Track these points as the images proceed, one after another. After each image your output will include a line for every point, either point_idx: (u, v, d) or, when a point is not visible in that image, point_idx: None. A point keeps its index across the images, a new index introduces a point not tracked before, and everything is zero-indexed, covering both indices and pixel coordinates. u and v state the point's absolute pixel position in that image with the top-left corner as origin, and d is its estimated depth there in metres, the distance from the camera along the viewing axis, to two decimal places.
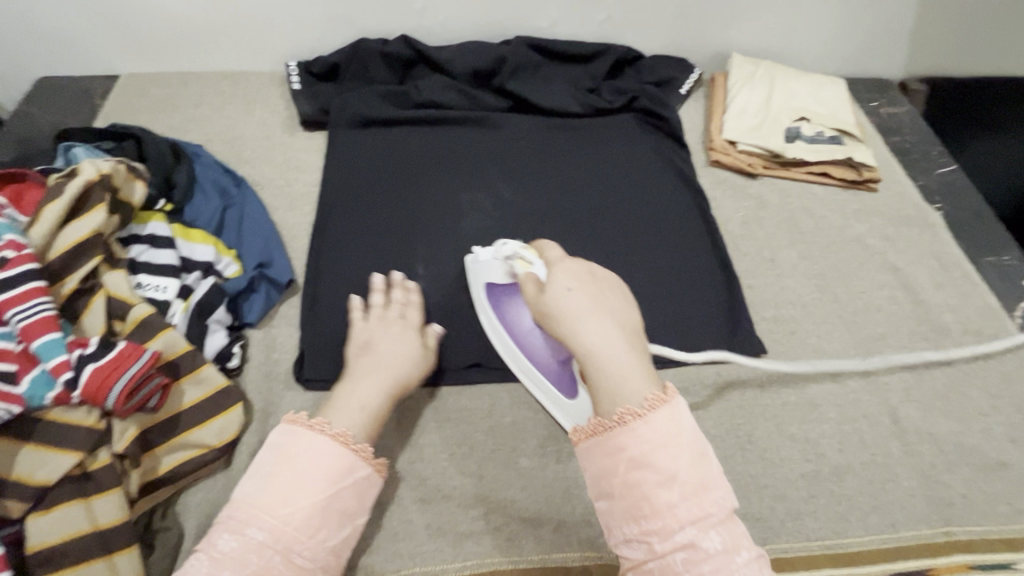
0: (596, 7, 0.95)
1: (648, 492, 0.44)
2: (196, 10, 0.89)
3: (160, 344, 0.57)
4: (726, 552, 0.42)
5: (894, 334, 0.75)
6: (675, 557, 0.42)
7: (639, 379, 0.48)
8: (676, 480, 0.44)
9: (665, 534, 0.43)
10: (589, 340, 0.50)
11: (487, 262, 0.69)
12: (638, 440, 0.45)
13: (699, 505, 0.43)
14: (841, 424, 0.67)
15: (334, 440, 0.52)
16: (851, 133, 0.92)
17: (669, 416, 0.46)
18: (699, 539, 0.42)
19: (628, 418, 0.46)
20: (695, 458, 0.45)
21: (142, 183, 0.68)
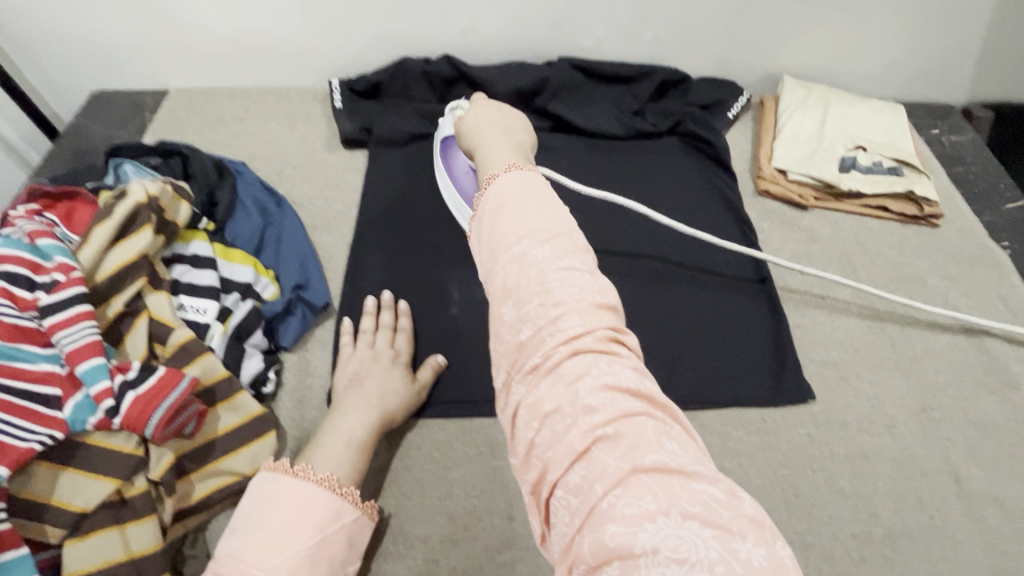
0: (643, 28, 0.92)
1: (501, 228, 0.43)
2: (245, 28, 0.91)
3: (198, 370, 0.57)
4: (559, 282, 0.40)
5: (956, 383, 0.70)
6: (523, 283, 0.40)
7: (507, 154, 0.53)
8: (523, 231, 0.43)
9: (508, 259, 0.42)
10: (483, 140, 0.57)
11: (443, 122, 0.83)
12: (496, 192, 0.46)
13: (542, 235, 0.42)
14: (895, 481, 0.63)
15: (319, 485, 0.53)
16: (912, 165, 0.87)
17: (522, 176, 0.47)
18: (535, 257, 0.41)
19: (494, 180, 0.48)
20: (549, 204, 0.44)
21: (187, 202, 0.68)
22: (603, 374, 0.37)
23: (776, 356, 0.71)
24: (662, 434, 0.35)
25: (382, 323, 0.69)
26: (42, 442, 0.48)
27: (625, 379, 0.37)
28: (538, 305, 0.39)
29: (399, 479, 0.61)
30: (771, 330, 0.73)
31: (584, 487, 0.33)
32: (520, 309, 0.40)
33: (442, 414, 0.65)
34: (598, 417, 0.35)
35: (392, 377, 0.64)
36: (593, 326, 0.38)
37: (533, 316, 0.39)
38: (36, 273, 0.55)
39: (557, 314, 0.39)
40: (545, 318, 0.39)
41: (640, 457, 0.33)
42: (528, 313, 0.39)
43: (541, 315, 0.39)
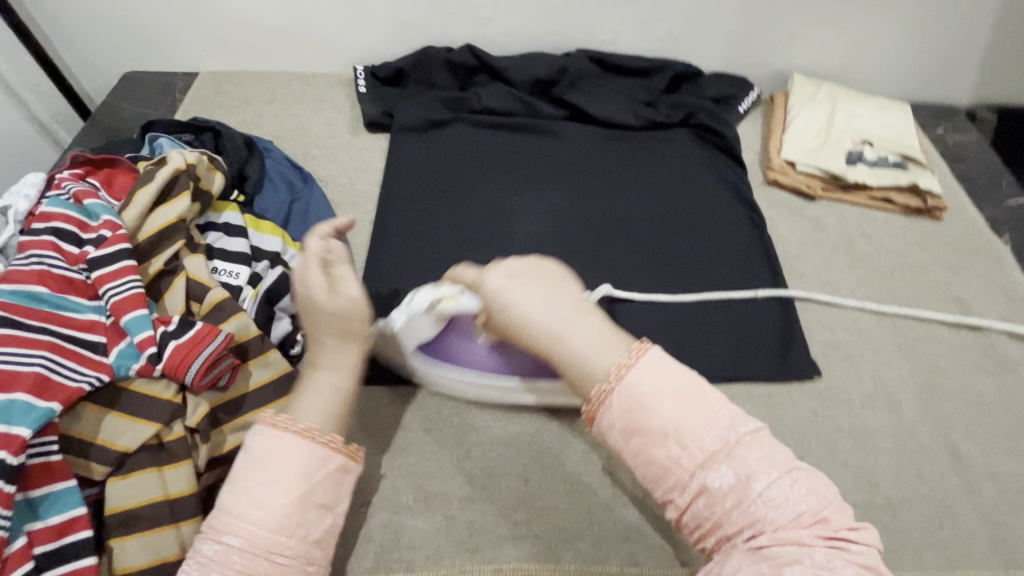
0: (658, 24, 0.96)
1: (653, 450, 0.44)
2: (276, 14, 0.94)
3: (232, 327, 0.60)
4: (746, 476, 0.42)
5: (956, 366, 0.72)
6: (705, 508, 0.43)
7: (604, 354, 0.47)
8: (687, 452, 0.43)
9: (680, 489, 0.43)
10: (553, 329, 0.49)
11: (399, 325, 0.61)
12: (634, 399, 0.45)
13: (697, 442, 0.43)
14: (896, 455, 0.65)
15: (300, 435, 0.49)
16: (915, 159, 0.90)
17: (642, 374, 0.45)
18: (711, 474, 0.42)
19: (609, 394, 0.46)
20: (690, 399, 0.45)
21: (220, 173, 0.72)
22: (819, 551, 0.40)
23: (783, 336, 0.73)
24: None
25: (337, 255, 0.57)
26: (91, 382, 0.51)
27: (846, 563, 0.40)
28: (733, 511, 0.42)
29: (418, 440, 0.64)
30: (778, 311, 0.76)
31: None
32: (719, 525, 0.42)
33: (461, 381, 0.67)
34: None
35: None
36: (799, 512, 0.41)
37: (726, 529, 0.42)
38: (83, 231, 0.58)
39: (748, 509, 0.41)
40: (742, 518, 0.41)
41: None
42: (726, 522, 0.42)
43: (738, 516, 0.42)
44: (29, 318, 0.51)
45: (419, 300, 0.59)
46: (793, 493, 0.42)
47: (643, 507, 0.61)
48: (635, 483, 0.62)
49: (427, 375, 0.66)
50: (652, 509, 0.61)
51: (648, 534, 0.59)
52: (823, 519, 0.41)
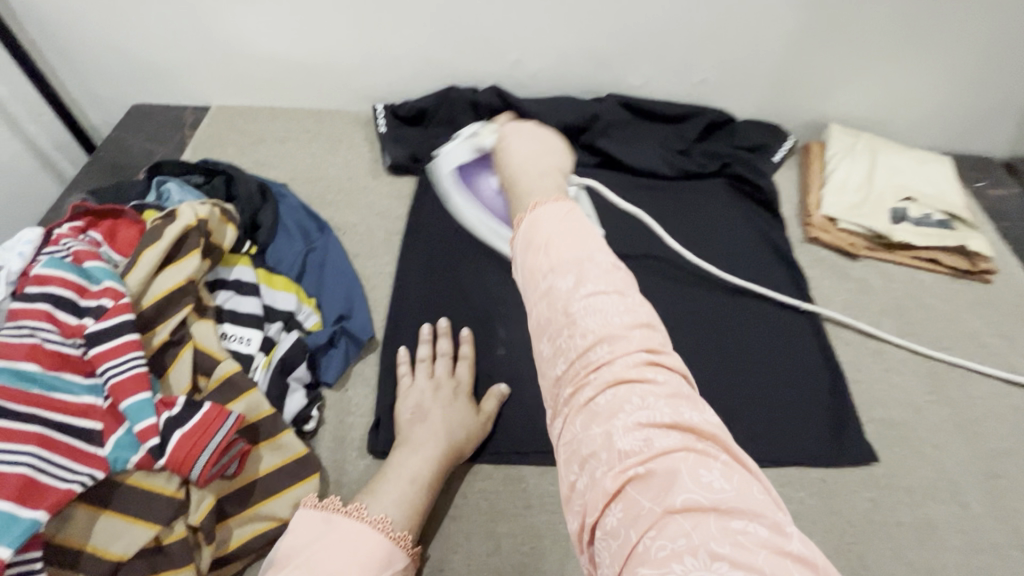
0: (693, 70, 0.92)
1: (534, 263, 0.42)
2: (294, 50, 0.90)
3: (242, 407, 0.54)
4: (586, 302, 0.39)
5: (1021, 450, 0.67)
6: (551, 314, 0.40)
7: (543, 194, 0.50)
8: (550, 262, 0.42)
9: (536, 289, 0.42)
10: (525, 181, 0.53)
11: (450, 150, 0.73)
12: (529, 224, 0.45)
13: (563, 257, 0.42)
14: (964, 554, 0.60)
15: (373, 526, 0.50)
16: (962, 218, 0.86)
17: (553, 207, 0.45)
18: (560, 286, 0.40)
19: (522, 217, 0.46)
20: (576, 231, 0.43)
21: (233, 225, 0.67)
22: (644, 392, 0.36)
23: (835, 413, 0.68)
24: (702, 468, 0.33)
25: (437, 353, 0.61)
26: (83, 482, 0.45)
27: (658, 412, 0.35)
28: (571, 334, 0.39)
29: (443, 529, 0.58)
30: (827, 384, 0.71)
31: (623, 531, 0.32)
32: (560, 351, 0.39)
33: (491, 463, 0.62)
34: (631, 469, 0.33)
35: (456, 408, 0.61)
36: (629, 348, 0.37)
37: (563, 346, 0.39)
38: (81, 297, 0.52)
39: (583, 332, 0.38)
40: (575, 346, 0.38)
41: (671, 499, 0.32)
42: (564, 348, 0.39)
43: (573, 345, 0.39)
44: (15, 402, 0.45)
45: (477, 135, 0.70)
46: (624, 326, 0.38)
47: None
48: None
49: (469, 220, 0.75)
50: None
51: None
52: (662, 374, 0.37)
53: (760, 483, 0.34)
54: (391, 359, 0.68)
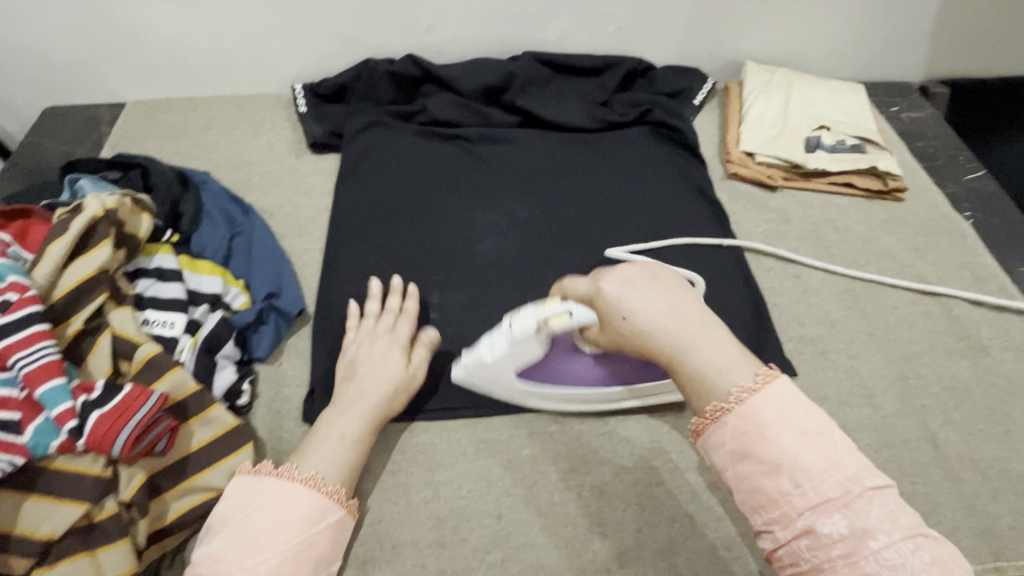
0: (607, 19, 0.93)
1: (759, 479, 0.43)
2: (204, 36, 0.89)
3: (167, 385, 0.55)
4: (858, 525, 0.40)
5: (931, 352, 0.71)
6: (795, 521, 0.41)
7: (732, 368, 0.46)
8: (797, 487, 0.41)
9: (776, 516, 0.42)
10: (692, 351, 0.47)
11: (488, 351, 0.59)
12: (748, 420, 0.44)
13: (814, 482, 0.41)
14: (877, 451, 0.64)
15: (304, 485, 0.53)
16: (873, 141, 0.89)
17: (761, 400, 0.44)
18: (820, 521, 0.40)
19: (723, 413, 0.45)
20: (812, 435, 0.42)
21: (148, 215, 0.66)
22: (883, 558, 0.39)
23: (756, 336, 0.71)
24: None
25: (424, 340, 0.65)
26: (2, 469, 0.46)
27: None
28: (839, 561, 0.39)
29: (383, 483, 0.60)
30: (749, 311, 0.74)
31: None
32: (824, 574, 0.40)
33: (429, 417, 0.64)
34: None
35: (390, 362, 0.62)
36: (905, 563, 0.39)
37: (818, 544, 0.40)
38: None
39: (853, 560, 0.39)
40: (846, 569, 0.39)
41: None
42: (828, 572, 0.40)
43: (841, 566, 0.39)
44: None
45: (521, 326, 0.56)
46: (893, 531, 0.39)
47: (623, 534, 0.58)
48: (614, 510, 0.59)
49: (491, 394, 0.64)
50: (635, 535, 0.58)
51: (630, 561, 0.57)
52: (918, 566, 0.39)
53: None
54: (323, 330, 0.69)
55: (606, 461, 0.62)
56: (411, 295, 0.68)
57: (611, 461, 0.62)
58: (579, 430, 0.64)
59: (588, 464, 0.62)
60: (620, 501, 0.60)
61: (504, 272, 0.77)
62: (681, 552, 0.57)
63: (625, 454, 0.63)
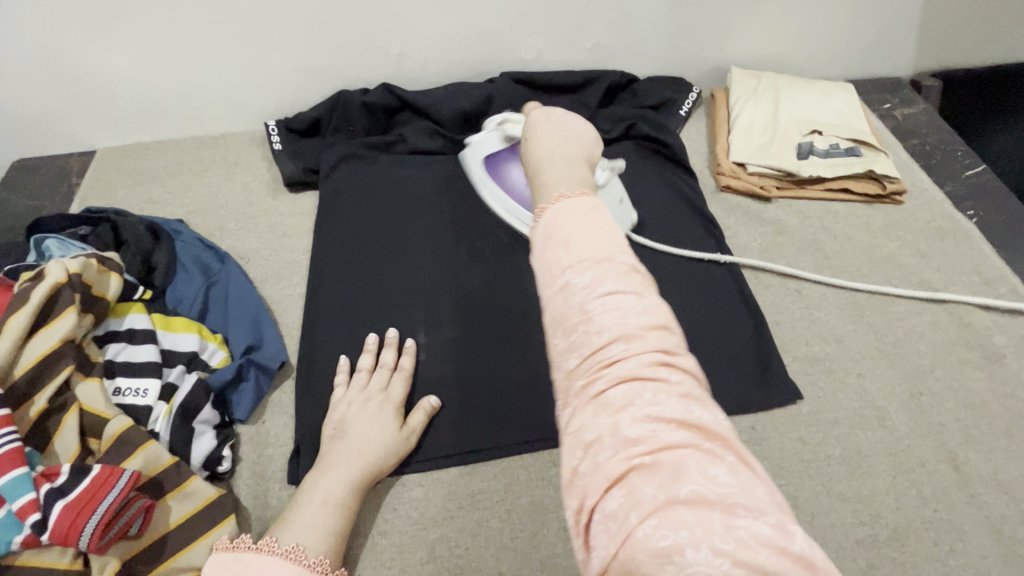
0: (584, 34, 0.90)
1: (548, 254, 0.39)
2: (170, 79, 0.86)
3: (139, 462, 0.52)
4: (606, 300, 0.36)
5: (943, 364, 0.68)
6: (570, 320, 0.36)
7: (563, 182, 0.44)
8: (572, 257, 0.38)
9: (552, 284, 0.38)
10: (545, 167, 0.46)
11: (474, 141, 0.79)
12: (549, 221, 0.40)
13: (584, 273, 0.37)
14: (894, 477, 0.60)
15: (286, 557, 0.49)
16: (868, 142, 0.86)
17: (572, 203, 0.41)
18: (577, 286, 0.37)
19: (542, 211, 0.42)
20: (597, 228, 0.39)
21: (116, 274, 0.64)
22: (629, 352, 0.34)
23: (760, 359, 0.68)
24: (709, 466, 0.30)
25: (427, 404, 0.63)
26: None
27: (673, 409, 0.32)
28: (582, 325, 0.35)
29: (376, 546, 0.57)
30: (751, 332, 0.70)
31: (621, 513, 0.30)
32: (571, 338, 0.36)
33: (421, 471, 0.61)
34: (631, 442, 0.31)
35: (381, 420, 0.60)
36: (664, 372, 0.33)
37: (578, 340, 0.35)
38: None
39: (595, 328, 0.35)
40: (587, 341, 0.35)
41: (678, 491, 0.29)
42: (575, 338, 0.35)
43: (585, 340, 0.35)
44: None
45: (492, 120, 0.78)
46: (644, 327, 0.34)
47: None
48: None
49: (472, 176, 0.80)
50: None
51: None
52: (677, 382, 0.33)
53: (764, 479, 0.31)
54: (307, 383, 0.66)
55: None
56: (410, 353, 0.67)
57: None
58: None
59: None
60: None
61: (493, 305, 0.73)
62: None
63: None
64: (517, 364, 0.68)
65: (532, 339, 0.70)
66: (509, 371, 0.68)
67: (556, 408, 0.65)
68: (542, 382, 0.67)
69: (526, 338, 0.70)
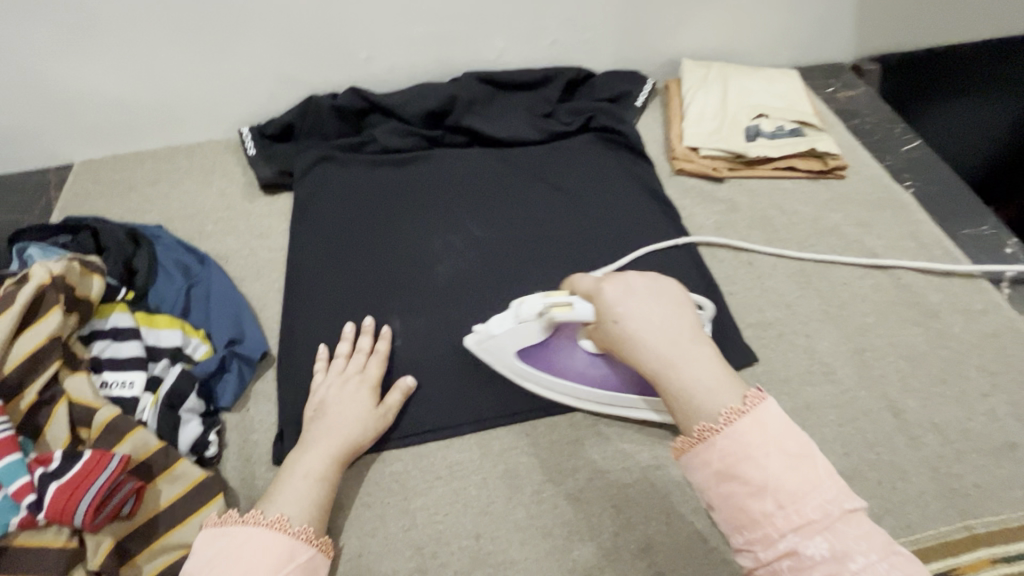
0: (541, 33, 0.95)
1: (740, 495, 0.43)
2: (144, 91, 0.89)
3: (128, 447, 0.55)
4: (822, 526, 0.40)
5: (883, 322, 0.73)
6: (786, 545, 0.40)
7: (716, 384, 0.47)
8: (773, 503, 0.41)
9: (755, 531, 0.42)
10: (675, 367, 0.48)
11: (498, 330, 0.62)
12: (731, 443, 0.44)
13: (800, 509, 0.41)
14: (841, 426, 0.65)
15: (271, 528, 0.52)
16: (811, 124, 0.92)
17: (752, 419, 0.44)
18: (801, 539, 0.40)
19: (707, 432, 0.45)
20: (790, 447, 0.43)
21: (99, 275, 0.66)
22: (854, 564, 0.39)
23: (715, 327, 0.73)
24: None
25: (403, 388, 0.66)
26: None
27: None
28: (823, 573, 0.39)
29: (359, 517, 0.60)
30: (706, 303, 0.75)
31: None
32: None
33: (400, 446, 0.65)
34: None
35: (358, 400, 0.64)
36: (883, 574, 0.39)
37: (797, 543, 0.40)
38: None
39: (829, 564, 0.39)
40: (823, 573, 0.39)
41: None
42: None
43: None
44: None
45: (528, 308, 0.58)
46: (877, 557, 0.39)
47: (601, 539, 0.59)
48: (590, 515, 0.60)
49: (497, 365, 0.66)
50: (612, 538, 0.59)
51: (610, 564, 0.57)
52: (898, 571, 0.39)
53: None
54: (288, 371, 0.69)
55: (578, 468, 0.63)
56: (384, 337, 0.70)
57: (584, 468, 0.63)
58: (549, 440, 0.66)
59: (561, 473, 0.63)
60: (596, 506, 0.61)
61: (463, 290, 0.77)
62: (658, 551, 0.58)
63: (597, 459, 0.64)
64: None
65: None
66: (481, 351, 0.72)
67: (525, 382, 0.69)
68: None
69: None
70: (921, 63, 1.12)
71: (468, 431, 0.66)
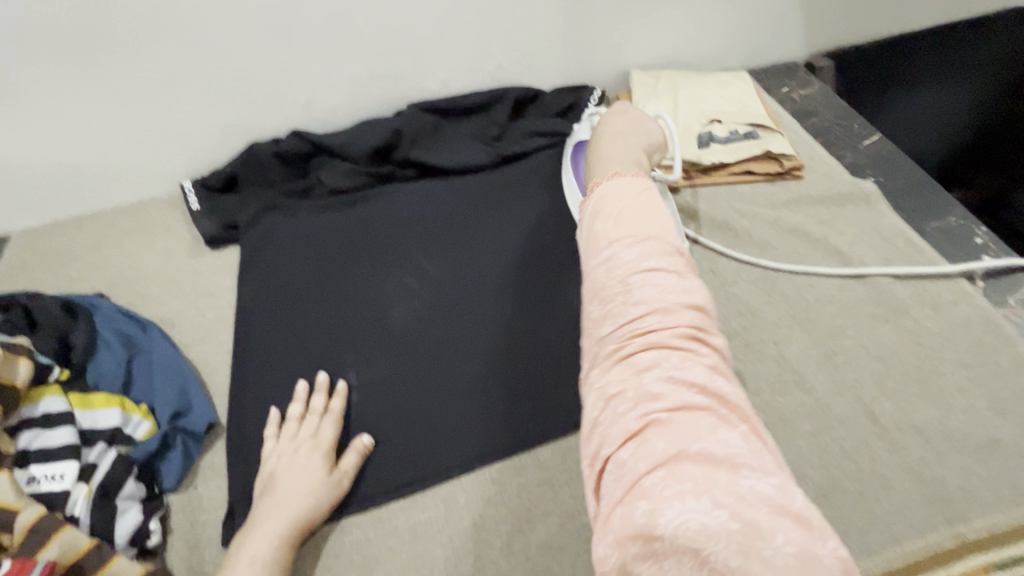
0: (484, 59, 0.92)
1: (598, 231, 0.51)
2: (76, 154, 0.85)
3: (55, 550, 0.51)
4: (646, 278, 0.46)
5: (855, 325, 0.71)
6: (614, 288, 0.47)
7: (623, 171, 0.56)
8: (614, 233, 0.50)
9: (598, 263, 0.49)
10: (606, 154, 0.60)
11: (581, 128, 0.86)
12: (603, 199, 0.53)
13: (633, 241, 0.49)
14: (818, 440, 0.62)
15: None
16: (766, 125, 0.89)
17: (630, 188, 0.53)
18: (623, 257, 0.48)
19: (596, 188, 0.55)
20: (651, 215, 0.51)
21: (26, 358, 0.61)
22: (654, 310, 0.45)
23: None
24: (721, 432, 0.40)
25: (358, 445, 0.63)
26: None
27: (682, 329, 0.44)
28: (623, 304, 0.46)
29: None
30: None
31: (629, 462, 0.39)
32: (612, 314, 0.46)
33: (359, 512, 0.61)
34: (655, 417, 0.40)
35: (310, 467, 0.60)
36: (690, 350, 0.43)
37: (612, 309, 0.46)
38: None
39: (640, 307, 0.45)
40: (628, 315, 0.45)
41: (688, 446, 0.38)
42: (615, 313, 0.46)
43: (625, 312, 0.45)
44: None
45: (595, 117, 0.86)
46: (676, 305, 0.45)
47: None
48: (566, 565, 0.57)
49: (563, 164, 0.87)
50: None
51: None
52: (701, 351, 0.44)
53: (747, 438, 0.40)
54: (236, 441, 0.66)
55: (549, 515, 0.60)
56: (339, 394, 0.66)
57: (556, 513, 0.60)
58: (518, 488, 0.62)
59: (531, 523, 0.59)
60: (570, 555, 0.57)
61: (421, 332, 0.74)
62: None
63: (569, 503, 0.61)
64: (450, 388, 0.69)
65: (462, 361, 0.71)
66: (444, 396, 0.68)
67: (490, 426, 0.66)
68: (476, 401, 0.67)
69: (458, 361, 0.71)
70: (870, 51, 1.11)
71: (433, 488, 0.62)
